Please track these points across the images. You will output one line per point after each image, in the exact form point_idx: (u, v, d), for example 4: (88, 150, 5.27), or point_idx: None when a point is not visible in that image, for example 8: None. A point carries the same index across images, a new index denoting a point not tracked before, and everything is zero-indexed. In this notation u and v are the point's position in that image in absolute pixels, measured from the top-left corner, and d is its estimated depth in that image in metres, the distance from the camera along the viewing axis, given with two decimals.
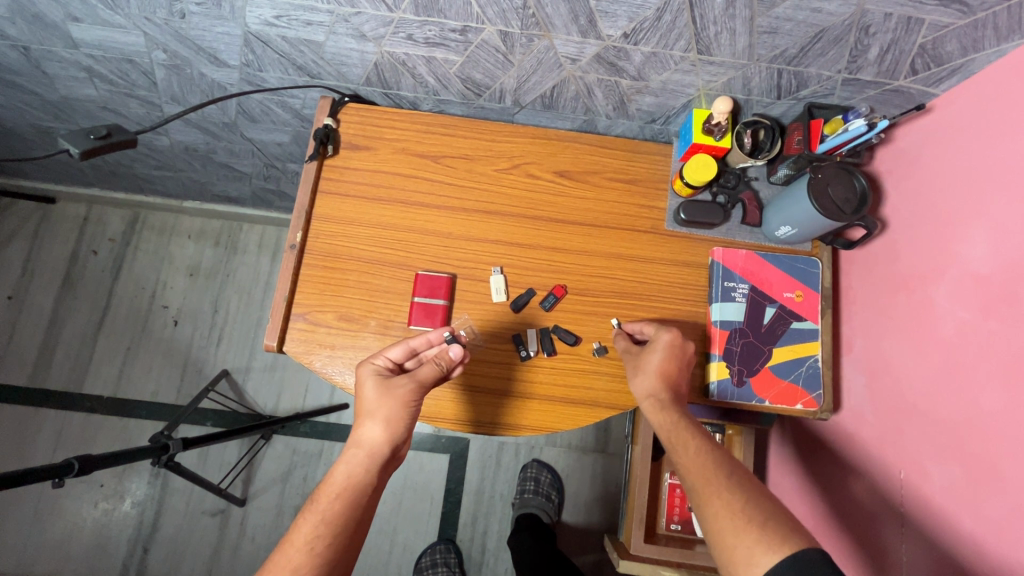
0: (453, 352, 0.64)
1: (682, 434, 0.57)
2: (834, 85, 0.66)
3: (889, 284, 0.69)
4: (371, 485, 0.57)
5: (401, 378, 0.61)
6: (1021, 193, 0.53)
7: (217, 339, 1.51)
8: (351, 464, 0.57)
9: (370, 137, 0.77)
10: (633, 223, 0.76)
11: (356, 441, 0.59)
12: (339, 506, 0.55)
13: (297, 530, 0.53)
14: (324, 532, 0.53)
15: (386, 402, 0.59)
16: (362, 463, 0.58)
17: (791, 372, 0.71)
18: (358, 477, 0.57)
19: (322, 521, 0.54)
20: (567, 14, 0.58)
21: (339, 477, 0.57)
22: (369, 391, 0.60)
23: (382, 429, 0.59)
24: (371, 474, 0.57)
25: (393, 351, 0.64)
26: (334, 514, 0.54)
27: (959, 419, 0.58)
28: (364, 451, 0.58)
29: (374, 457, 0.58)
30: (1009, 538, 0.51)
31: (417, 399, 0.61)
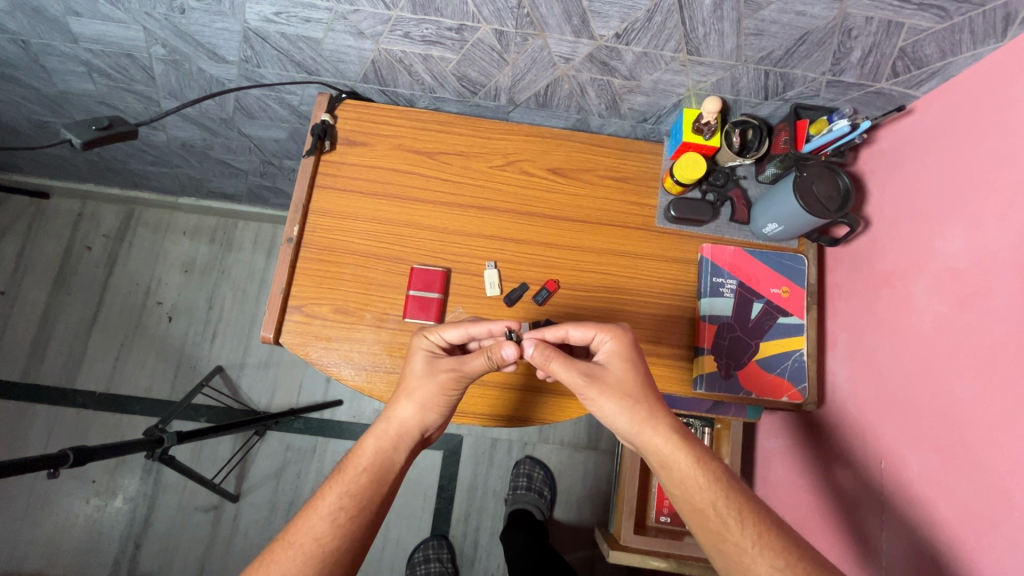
0: (505, 352, 0.61)
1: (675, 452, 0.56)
2: (819, 86, 0.68)
3: (871, 280, 0.71)
4: (398, 464, 0.61)
5: (446, 364, 0.64)
6: (996, 190, 0.56)
7: (211, 335, 1.51)
8: (380, 440, 0.61)
9: (366, 134, 0.78)
10: (625, 220, 0.78)
11: (388, 418, 0.62)
12: (366, 480, 0.58)
13: (321, 499, 0.55)
14: (348, 505, 0.55)
15: (424, 386, 0.63)
16: (391, 440, 0.61)
17: (777, 365, 0.73)
18: (386, 454, 0.60)
19: (348, 491, 0.56)
20: (560, 14, 0.60)
21: (368, 451, 0.60)
22: (414, 371, 0.64)
23: (416, 411, 0.62)
24: (399, 453, 0.61)
25: (450, 333, 0.66)
26: (359, 487, 0.57)
27: (936, 411, 0.60)
28: (395, 428, 0.62)
29: (404, 436, 0.62)
30: (983, 523, 0.53)
31: (458, 388, 0.64)
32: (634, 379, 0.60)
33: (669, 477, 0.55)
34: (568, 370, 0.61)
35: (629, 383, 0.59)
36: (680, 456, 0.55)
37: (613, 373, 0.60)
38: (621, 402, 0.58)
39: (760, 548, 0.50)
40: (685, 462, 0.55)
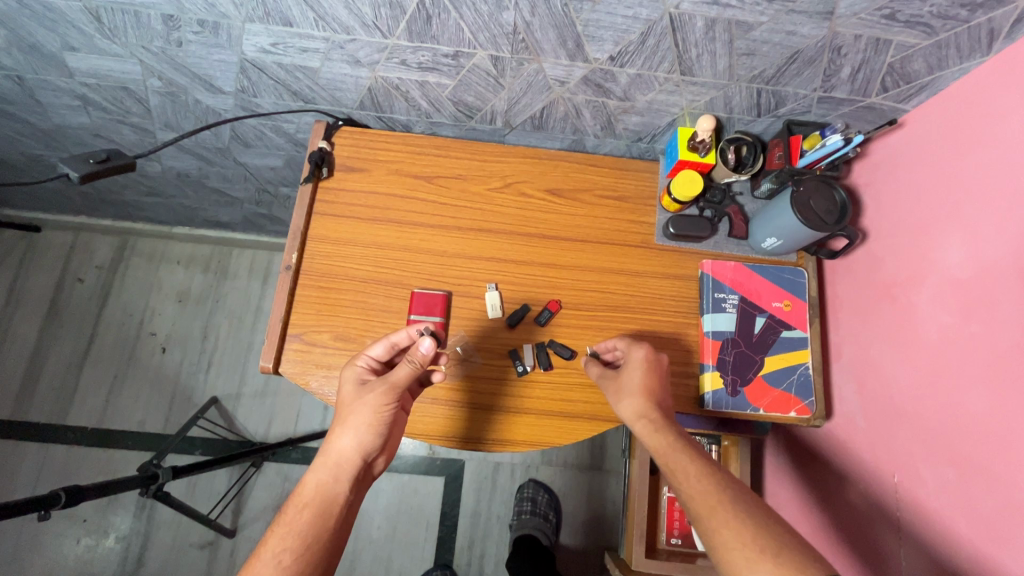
0: (424, 347, 0.62)
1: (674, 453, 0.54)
2: (810, 103, 0.69)
3: (873, 291, 0.71)
4: (344, 494, 0.57)
5: (374, 382, 0.62)
6: (992, 201, 0.56)
7: (206, 365, 1.49)
8: (320, 474, 0.58)
9: (364, 160, 0.79)
10: (625, 238, 0.78)
11: (327, 450, 0.59)
12: (309, 516, 0.55)
13: (266, 544, 0.53)
14: (294, 547, 0.52)
15: (356, 410, 0.60)
16: (331, 471, 0.58)
17: (783, 380, 0.73)
18: (329, 488, 0.57)
19: (292, 530, 0.53)
20: (555, 39, 0.61)
21: (309, 490, 0.57)
22: (345, 397, 0.62)
23: (352, 439, 0.59)
24: (342, 483, 0.58)
25: (375, 350, 0.65)
26: (304, 525, 0.54)
27: (949, 422, 0.59)
28: (334, 460, 0.59)
29: (344, 466, 0.59)
30: (1004, 537, 0.52)
31: (392, 402, 0.61)
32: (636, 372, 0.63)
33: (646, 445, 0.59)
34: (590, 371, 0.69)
35: (632, 377, 0.62)
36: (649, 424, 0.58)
37: (621, 375, 0.64)
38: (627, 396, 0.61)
39: (706, 493, 0.50)
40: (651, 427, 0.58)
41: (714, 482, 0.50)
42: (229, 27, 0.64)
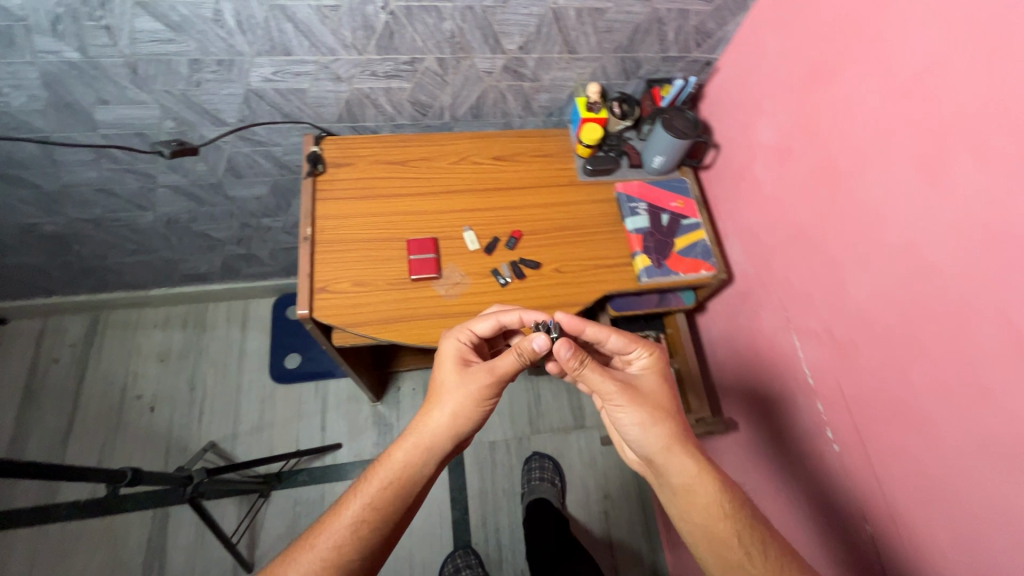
0: (536, 346, 0.71)
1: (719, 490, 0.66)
2: (658, 64, 1.02)
3: (733, 178, 1.02)
4: (424, 476, 0.69)
5: (479, 372, 0.74)
6: (772, 91, 0.89)
7: (198, 414, 1.55)
8: (409, 452, 0.70)
9: (349, 157, 1.01)
10: (557, 181, 1.05)
11: (420, 428, 0.72)
12: (388, 493, 0.67)
13: (348, 507, 0.65)
14: (370, 517, 0.64)
15: (457, 397, 0.73)
16: (419, 451, 0.70)
17: (691, 252, 0.99)
18: (414, 468, 0.69)
19: (372, 505, 0.65)
20: (480, 38, 0.89)
21: (397, 460, 0.69)
22: (451, 378, 0.75)
23: (447, 421, 0.72)
24: (428, 465, 0.70)
25: (483, 326, 0.79)
26: (382, 500, 0.66)
27: (794, 236, 0.88)
28: (423, 439, 0.71)
29: (431, 449, 0.71)
30: (838, 286, 0.80)
31: (490, 391, 0.74)
32: (666, 407, 0.71)
33: (674, 501, 0.68)
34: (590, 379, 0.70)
35: (660, 406, 0.71)
36: (696, 457, 0.68)
37: (648, 395, 0.72)
38: (656, 427, 0.69)
39: (746, 532, 0.64)
40: (713, 488, 0.66)
41: (764, 538, 0.64)
42: (241, 62, 0.87)
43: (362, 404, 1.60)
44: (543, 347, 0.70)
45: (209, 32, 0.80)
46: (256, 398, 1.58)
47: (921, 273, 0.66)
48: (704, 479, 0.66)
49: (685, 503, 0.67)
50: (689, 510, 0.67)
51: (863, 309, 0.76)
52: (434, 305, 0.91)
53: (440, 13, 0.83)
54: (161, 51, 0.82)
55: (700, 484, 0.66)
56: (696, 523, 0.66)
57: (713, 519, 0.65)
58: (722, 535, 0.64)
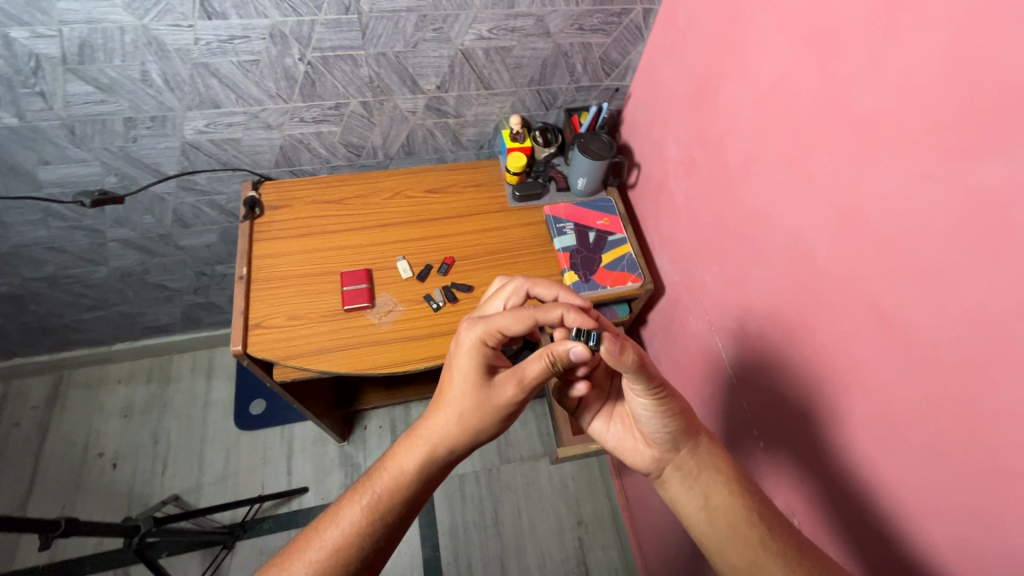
0: (576, 354, 0.64)
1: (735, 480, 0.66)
2: (573, 94, 1.09)
3: (652, 193, 1.08)
4: (435, 482, 0.67)
5: (508, 379, 0.67)
6: (674, 108, 0.95)
7: (162, 468, 1.53)
8: (418, 460, 0.66)
9: (286, 200, 1.06)
10: (488, 208, 1.10)
11: (430, 434, 0.67)
12: (394, 501, 0.63)
13: (351, 514, 0.62)
14: (377, 528, 0.62)
15: (477, 408, 0.67)
16: (430, 459, 0.66)
17: (618, 265, 1.03)
18: (424, 474, 0.66)
19: (378, 515, 0.62)
20: (398, 81, 0.96)
21: (406, 465, 0.65)
22: (469, 382, 0.67)
23: (462, 429, 0.66)
24: (438, 473, 0.67)
25: (514, 325, 0.66)
26: (389, 511, 0.62)
27: (705, 241, 0.92)
28: (433, 446, 0.66)
29: (441, 456, 0.67)
30: (745, 283, 0.83)
31: (515, 402, 0.68)
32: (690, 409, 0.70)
33: (691, 491, 0.67)
34: (633, 378, 0.65)
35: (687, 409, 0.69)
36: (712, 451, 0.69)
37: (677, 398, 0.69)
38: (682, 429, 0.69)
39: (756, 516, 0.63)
40: (729, 481, 0.66)
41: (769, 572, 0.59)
42: (173, 117, 0.92)
43: (328, 445, 1.59)
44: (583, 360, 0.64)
45: (139, 91, 0.87)
46: (221, 447, 1.57)
47: (804, 260, 0.70)
48: (724, 462, 0.68)
49: (703, 487, 0.66)
50: (710, 495, 0.65)
51: (765, 300, 0.79)
52: (368, 333, 0.94)
53: (355, 60, 0.90)
54: (95, 111, 0.88)
55: (714, 463, 0.68)
56: (716, 507, 0.64)
57: (729, 499, 0.65)
58: (744, 516, 0.63)
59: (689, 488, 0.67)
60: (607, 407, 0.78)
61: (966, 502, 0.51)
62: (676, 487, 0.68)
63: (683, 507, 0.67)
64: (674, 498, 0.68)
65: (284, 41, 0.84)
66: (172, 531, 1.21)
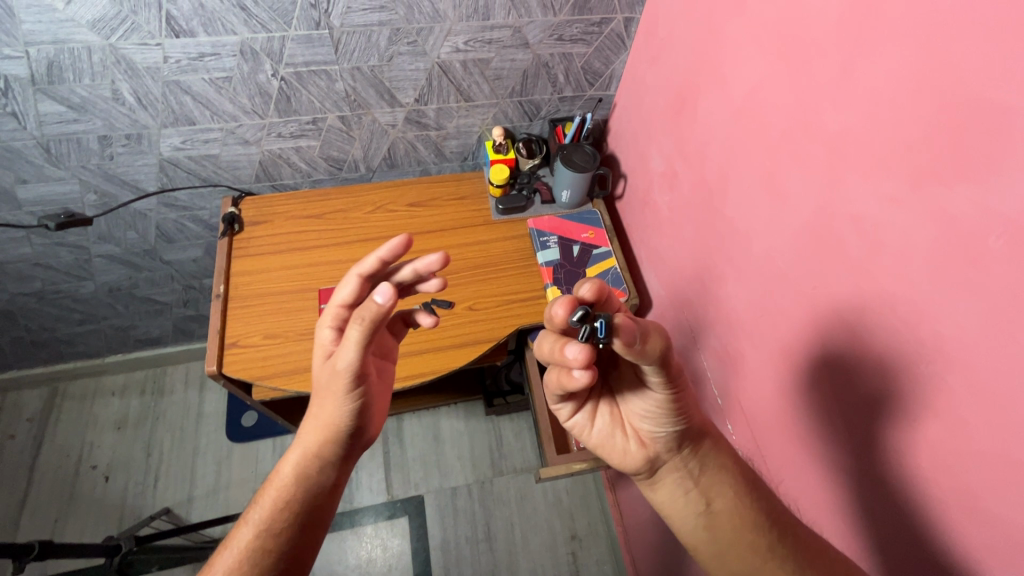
0: (378, 300, 0.61)
1: (737, 484, 0.58)
2: (557, 104, 1.06)
3: (638, 205, 1.05)
4: (322, 485, 0.66)
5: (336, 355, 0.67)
6: (657, 119, 0.92)
7: (154, 480, 1.53)
8: (298, 466, 0.66)
9: (267, 215, 1.05)
10: (471, 221, 1.08)
11: (303, 440, 0.68)
12: (281, 509, 0.63)
13: (238, 535, 0.61)
14: (265, 538, 0.60)
15: (327, 395, 0.68)
16: (309, 463, 0.66)
17: (602, 280, 1.00)
18: (308, 478, 0.66)
19: (265, 526, 0.61)
20: (375, 95, 0.94)
21: (288, 473, 0.66)
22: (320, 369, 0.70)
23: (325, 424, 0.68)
24: (326, 474, 0.67)
25: (344, 289, 0.68)
26: (275, 520, 0.62)
27: (690, 255, 0.90)
28: (311, 451, 0.67)
29: (322, 458, 0.67)
30: (730, 301, 0.80)
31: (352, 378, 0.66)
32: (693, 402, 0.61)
33: (688, 495, 0.58)
34: (650, 370, 0.56)
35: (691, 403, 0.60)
36: (716, 451, 0.60)
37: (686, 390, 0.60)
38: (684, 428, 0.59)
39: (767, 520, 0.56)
40: (734, 485, 0.58)
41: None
42: (149, 135, 0.92)
43: None
44: (581, 360, 0.52)
45: (112, 110, 0.86)
46: (212, 459, 1.57)
47: (784, 281, 0.68)
48: (730, 461, 0.60)
49: (704, 490, 0.58)
50: (712, 499, 0.58)
51: (748, 320, 0.76)
52: None
53: (329, 75, 0.88)
54: (69, 130, 0.87)
55: (721, 462, 0.60)
56: (718, 514, 0.57)
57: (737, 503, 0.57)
58: (747, 520, 0.56)
59: (687, 492, 0.59)
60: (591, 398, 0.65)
61: (952, 543, 0.49)
62: (670, 489, 0.59)
63: (675, 512, 0.59)
64: (665, 502, 0.60)
65: (255, 57, 0.83)
66: (159, 548, 1.20)
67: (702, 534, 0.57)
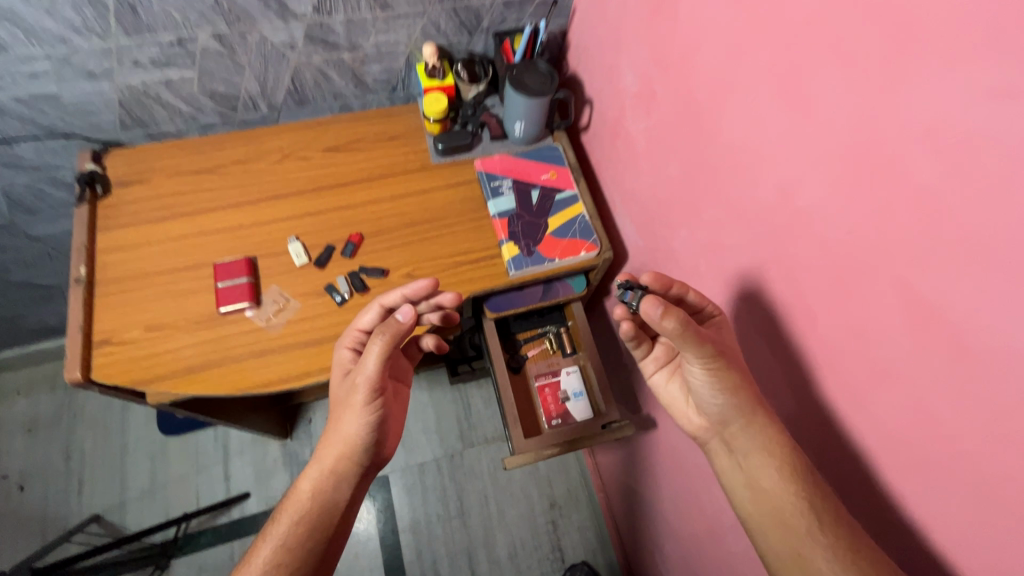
0: (403, 316, 0.63)
1: (796, 459, 0.51)
2: (501, 11, 0.84)
3: (608, 137, 0.87)
4: (338, 502, 0.66)
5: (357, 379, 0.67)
6: (628, 21, 0.72)
7: (77, 486, 1.35)
8: (316, 481, 0.66)
9: (141, 172, 0.82)
10: (406, 167, 0.88)
11: (319, 457, 0.67)
12: (301, 526, 0.63)
13: (259, 549, 0.61)
14: (285, 552, 0.61)
15: (347, 411, 0.68)
16: (327, 479, 0.66)
17: (568, 231, 0.83)
18: (325, 494, 0.65)
19: (283, 543, 0.61)
20: (257, 2, 0.71)
21: (304, 489, 0.66)
22: (338, 388, 0.70)
23: (351, 432, 0.67)
24: (341, 490, 0.66)
25: (367, 317, 0.69)
26: (297, 536, 0.62)
27: (673, 196, 0.73)
28: (328, 467, 0.66)
29: (342, 475, 0.67)
30: (723, 252, 0.64)
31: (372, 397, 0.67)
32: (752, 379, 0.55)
33: (738, 467, 0.54)
34: (683, 345, 0.53)
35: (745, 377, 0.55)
36: (772, 426, 0.53)
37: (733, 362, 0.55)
38: (738, 400, 0.54)
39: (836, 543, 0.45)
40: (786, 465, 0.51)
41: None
42: None
43: (269, 445, 1.41)
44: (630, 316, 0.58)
45: None
46: (145, 457, 1.39)
47: (801, 225, 0.51)
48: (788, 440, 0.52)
49: (750, 468, 0.53)
50: (756, 475, 0.52)
51: (748, 276, 0.60)
52: (253, 340, 0.74)
53: None
54: None
55: (776, 439, 0.52)
56: (764, 493, 0.51)
57: (780, 484, 0.50)
58: (796, 504, 0.49)
59: (738, 464, 0.54)
60: (675, 357, 0.65)
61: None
62: (727, 460, 0.55)
63: (728, 480, 0.55)
64: (722, 471, 0.56)
65: None
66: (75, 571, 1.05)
67: (746, 505, 0.52)
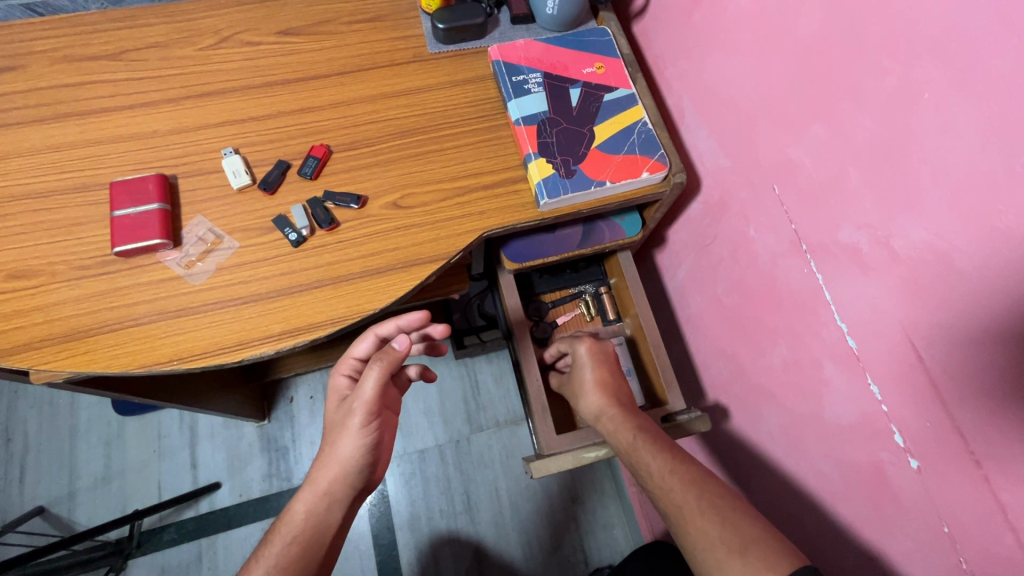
0: (398, 344, 0.51)
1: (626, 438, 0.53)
2: None
3: (682, 13, 0.61)
4: (333, 525, 0.49)
5: (354, 404, 0.51)
6: None
7: (19, 473, 1.16)
8: (308, 504, 0.49)
9: (13, 56, 0.58)
10: (392, 57, 0.63)
11: (313, 478, 0.50)
12: (293, 552, 0.46)
13: None
14: None
15: (341, 437, 0.50)
16: (323, 499, 0.49)
17: (623, 144, 0.58)
18: (319, 517, 0.49)
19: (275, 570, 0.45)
20: None
21: (297, 513, 0.49)
22: (332, 415, 0.53)
23: (344, 455, 0.50)
24: (334, 512, 0.49)
25: (362, 346, 0.56)
26: (287, 561, 0.45)
27: (797, 77, 0.48)
28: (319, 488, 0.50)
29: (337, 496, 0.50)
30: (897, 147, 0.39)
31: (371, 420, 0.50)
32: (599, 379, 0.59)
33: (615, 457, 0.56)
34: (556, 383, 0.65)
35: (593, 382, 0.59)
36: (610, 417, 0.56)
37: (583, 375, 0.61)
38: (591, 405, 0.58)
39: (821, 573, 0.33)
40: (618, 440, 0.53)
41: None
42: None
43: (244, 427, 1.20)
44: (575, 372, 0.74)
45: None
46: (98, 439, 1.19)
47: None
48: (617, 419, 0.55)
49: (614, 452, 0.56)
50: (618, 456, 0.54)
51: (970, 176, 0.35)
52: (167, 293, 0.50)
53: None
54: None
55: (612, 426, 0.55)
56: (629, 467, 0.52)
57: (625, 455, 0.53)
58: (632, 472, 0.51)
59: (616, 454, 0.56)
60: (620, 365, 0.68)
61: None
62: None
63: None
64: None
65: None
66: None
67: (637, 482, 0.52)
